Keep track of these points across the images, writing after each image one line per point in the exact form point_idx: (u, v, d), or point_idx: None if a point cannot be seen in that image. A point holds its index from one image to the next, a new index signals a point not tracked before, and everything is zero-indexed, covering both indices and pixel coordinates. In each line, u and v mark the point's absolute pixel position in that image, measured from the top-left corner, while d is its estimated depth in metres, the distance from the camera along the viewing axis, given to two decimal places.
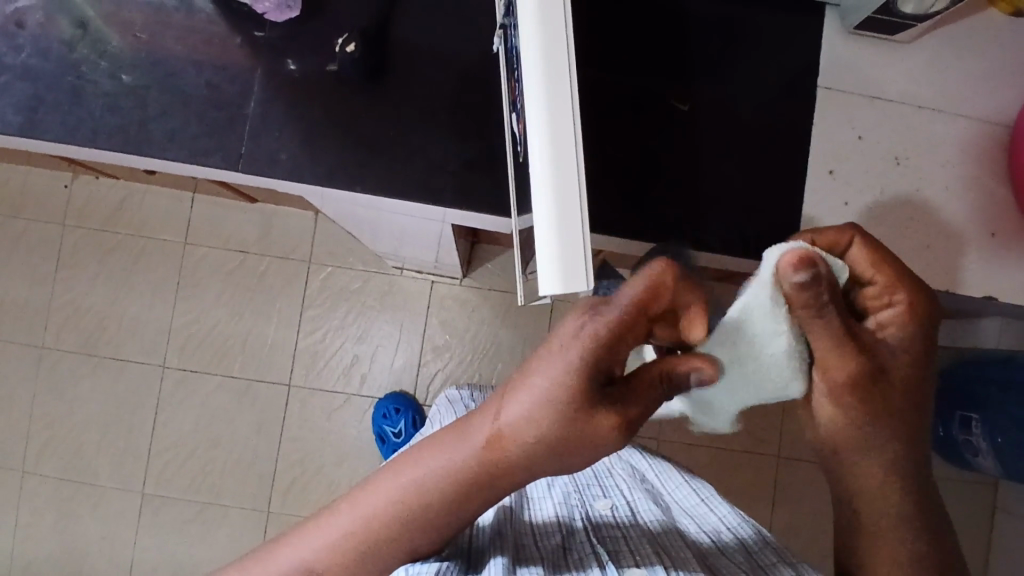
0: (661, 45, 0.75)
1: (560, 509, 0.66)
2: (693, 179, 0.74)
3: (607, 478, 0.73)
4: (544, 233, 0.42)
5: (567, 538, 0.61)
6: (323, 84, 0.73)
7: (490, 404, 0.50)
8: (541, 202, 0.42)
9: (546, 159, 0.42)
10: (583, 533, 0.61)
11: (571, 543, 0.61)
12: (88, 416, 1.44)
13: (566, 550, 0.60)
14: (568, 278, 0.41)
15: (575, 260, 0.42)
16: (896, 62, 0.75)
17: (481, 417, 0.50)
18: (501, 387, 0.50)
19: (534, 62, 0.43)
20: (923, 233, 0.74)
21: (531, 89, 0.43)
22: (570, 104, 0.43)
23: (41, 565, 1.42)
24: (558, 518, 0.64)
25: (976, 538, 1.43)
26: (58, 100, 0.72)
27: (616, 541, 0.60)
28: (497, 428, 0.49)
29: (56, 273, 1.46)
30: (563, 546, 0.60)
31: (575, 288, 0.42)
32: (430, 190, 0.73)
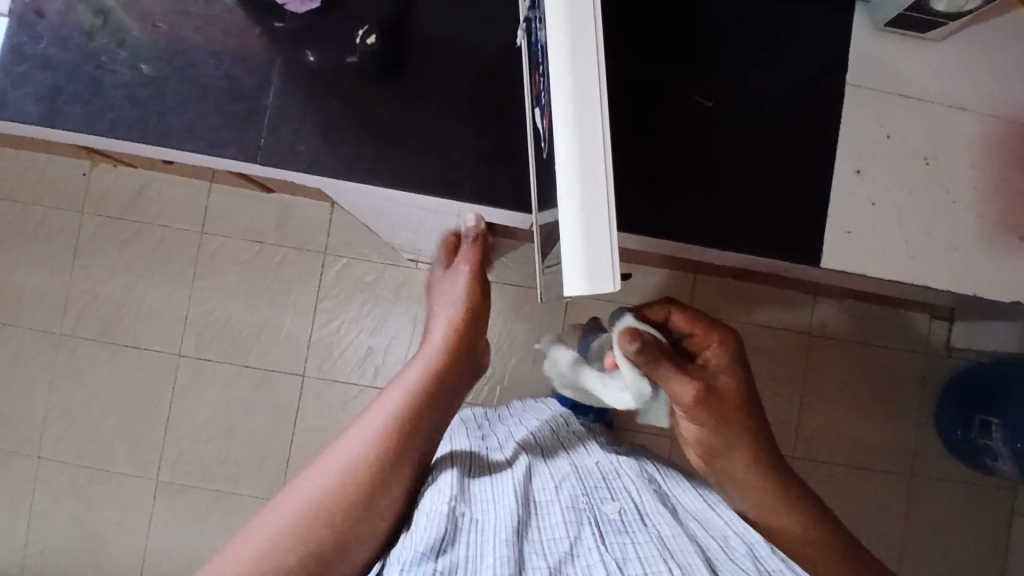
0: (683, 39, 0.74)
1: (568, 515, 0.66)
2: (715, 176, 0.73)
3: (614, 478, 0.73)
4: (569, 229, 0.41)
5: (574, 544, 0.63)
6: (341, 76, 0.73)
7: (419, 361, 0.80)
8: (565, 204, 0.41)
9: (572, 151, 0.41)
10: (591, 540, 0.63)
11: (578, 550, 0.62)
12: (105, 404, 1.45)
13: (573, 558, 0.61)
14: (593, 279, 0.41)
15: (601, 257, 0.41)
16: (926, 59, 0.73)
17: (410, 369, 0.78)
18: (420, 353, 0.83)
19: (560, 46, 0.42)
20: (951, 235, 0.72)
21: (558, 75, 0.42)
22: (598, 94, 0.41)
23: (57, 550, 1.43)
24: (566, 524, 0.65)
25: (993, 543, 1.41)
26: (77, 91, 0.72)
27: (624, 549, 0.61)
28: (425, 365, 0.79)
29: (75, 261, 1.47)
30: (570, 554, 0.61)
31: (600, 288, 0.41)
32: (448, 184, 0.72)
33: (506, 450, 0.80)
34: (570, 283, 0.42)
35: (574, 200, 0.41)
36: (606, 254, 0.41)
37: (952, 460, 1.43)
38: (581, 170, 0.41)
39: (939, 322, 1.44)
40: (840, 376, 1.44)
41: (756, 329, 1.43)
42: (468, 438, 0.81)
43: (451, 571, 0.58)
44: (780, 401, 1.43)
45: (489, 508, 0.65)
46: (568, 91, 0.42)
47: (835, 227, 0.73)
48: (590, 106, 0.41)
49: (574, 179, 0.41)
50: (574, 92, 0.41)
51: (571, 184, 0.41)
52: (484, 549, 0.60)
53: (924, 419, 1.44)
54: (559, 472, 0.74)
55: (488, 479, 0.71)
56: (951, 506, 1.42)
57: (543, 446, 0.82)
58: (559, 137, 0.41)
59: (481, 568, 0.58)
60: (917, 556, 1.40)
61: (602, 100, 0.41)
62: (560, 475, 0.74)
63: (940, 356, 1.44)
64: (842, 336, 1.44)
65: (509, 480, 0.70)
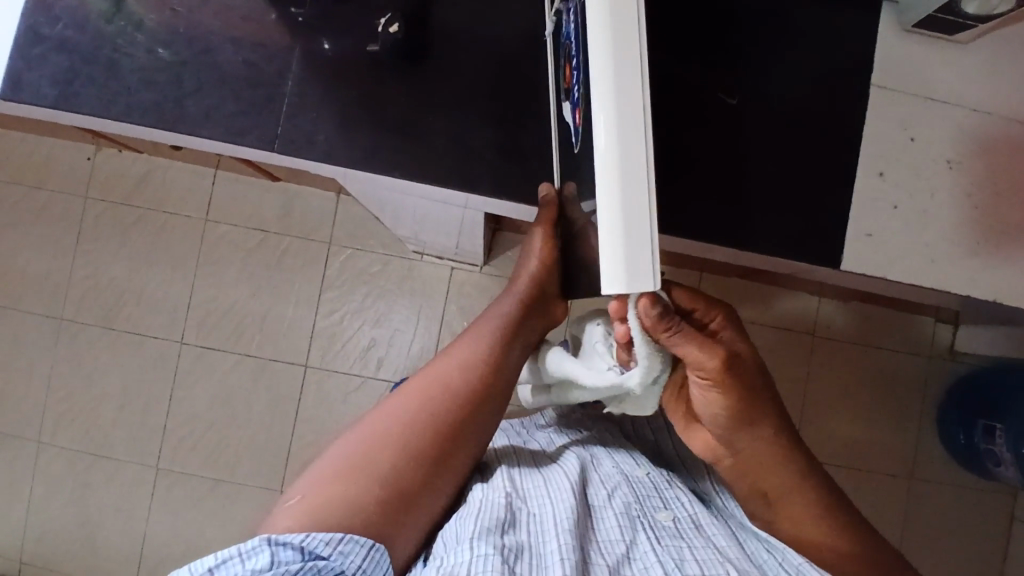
0: (709, 38, 0.73)
1: (623, 518, 0.66)
2: (738, 175, 0.72)
3: (666, 487, 0.71)
4: (607, 225, 0.40)
5: (631, 547, 0.63)
6: (360, 65, 0.72)
7: (491, 310, 0.75)
8: (603, 200, 0.40)
9: (613, 144, 0.40)
10: (648, 543, 0.63)
11: (635, 553, 0.63)
12: (105, 390, 1.44)
13: (629, 561, 0.62)
14: (630, 275, 0.41)
15: (640, 255, 0.41)
16: (953, 62, 0.72)
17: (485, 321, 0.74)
18: (499, 295, 0.76)
19: (601, 35, 0.41)
20: (973, 240, 0.72)
21: (597, 64, 0.41)
22: (639, 83, 0.40)
23: (55, 535, 1.43)
24: (621, 527, 0.65)
25: (992, 547, 1.41)
26: (93, 74, 0.71)
27: (682, 552, 0.62)
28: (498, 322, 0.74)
29: (77, 245, 1.46)
30: (627, 556, 0.63)
31: (638, 286, 0.41)
32: (467, 178, 0.71)
33: (546, 446, 0.79)
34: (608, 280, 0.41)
35: (612, 195, 0.40)
36: (645, 250, 0.40)
37: (953, 464, 1.43)
38: (621, 164, 0.40)
39: (944, 326, 1.44)
40: (844, 378, 1.44)
41: (762, 329, 1.43)
42: (505, 439, 0.81)
43: (517, 552, 0.59)
44: (784, 402, 1.43)
45: (545, 501, 0.66)
46: (608, 80, 0.41)
47: (856, 229, 0.72)
48: (631, 97, 0.40)
49: (614, 173, 0.40)
50: (614, 83, 0.40)
51: (611, 177, 0.40)
52: (548, 537, 0.61)
53: (926, 423, 1.44)
54: (610, 476, 0.72)
55: (539, 475, 0.70)
56: (951, 510, 1.42)
57: (583, 441, 0.80)
58: (599, 129, 0.41)
59: (544, 554, 0.60)
60: (916, 559, 1.41)
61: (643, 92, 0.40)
62: (611, 481, 0.71)
63: (944, 360, 1.44)
64: (847, 338, 1.44)
65: (564, 474, 0.70)
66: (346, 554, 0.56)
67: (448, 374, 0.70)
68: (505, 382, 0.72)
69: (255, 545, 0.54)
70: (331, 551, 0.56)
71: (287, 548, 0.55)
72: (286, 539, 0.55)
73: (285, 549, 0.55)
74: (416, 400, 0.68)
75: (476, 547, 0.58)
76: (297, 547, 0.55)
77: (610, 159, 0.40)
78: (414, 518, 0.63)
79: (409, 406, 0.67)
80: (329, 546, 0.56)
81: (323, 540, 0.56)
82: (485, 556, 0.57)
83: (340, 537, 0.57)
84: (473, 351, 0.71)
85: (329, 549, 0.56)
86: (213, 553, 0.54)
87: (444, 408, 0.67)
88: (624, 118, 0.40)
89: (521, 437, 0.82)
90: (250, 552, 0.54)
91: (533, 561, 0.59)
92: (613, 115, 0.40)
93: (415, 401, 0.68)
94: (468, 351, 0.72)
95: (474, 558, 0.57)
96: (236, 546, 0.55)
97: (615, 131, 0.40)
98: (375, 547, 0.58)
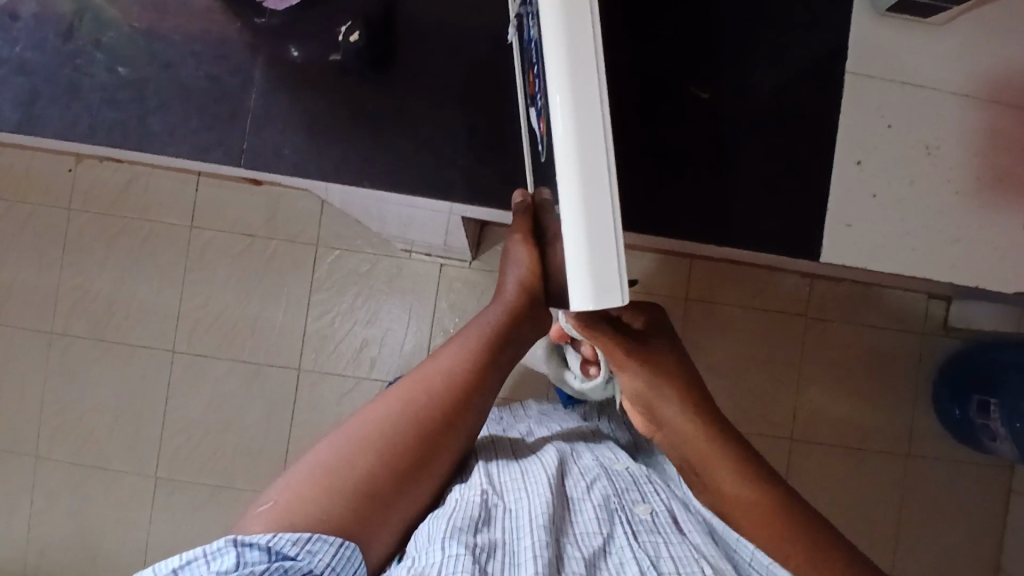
0: (682, 31, 0.72)
1: (600, 511, 0.66)
2: (715, 169, 0.72)
3: (645, 481, 0.72)
4: (575, 249, 0.38)
5: (607, 541, 0.63)
6: (325, 74, 0.70)
7: (484, 314, 0.71)
8: (565, 197, 0.38)
9: (569, 134, 0.38)
10: (624, 539, 0.63)
11: (611, 547, 0.63)
12: (100, 402, 1.44)
13: (605, 554, 0.62)
14: (600, 290, 0.38)
15: (605, 259, 0.38)
16: (929, 45, 0.71)
17: (476, 324, 0.71)
18: (492, 302, 0.72)
19: (555, 33, 0.38)
20: (955, 226, 0.71)
21: (554, 73, 0.38)
22: (597, 72, 0.38)
23: (58, 548, 1.44)
24: (598, 520, 0.65)
25: (990, 520, 1.42)
26: (54, 95, 0.69)
27: (658, 548, 0.62)
28: (488, 325, 0.70)
29: (63, 258, 1.45)
30: (603, 549, 0.62)
31: (608, 299, 0.38)
32: (440, 185, 0.70)
33: (526, 437, 0.81)
34: (577, 301, 0.39)
35: (573, 193, 0.38)
36: (612, 273, 0.38)
37: (950, 439, 1.43)
38: (585, 185, 0.38)
39: (937, 302, 1.42)
40: (837, 359, 1.43)
41: (755, 313, 1.42)
42: (488, 429, 0.82)
43: (489, 552, 0.58)
44: (779, 384, 1.43)
45: (521, 497, 0.65)
46: (568, 91, 0.38)
47: (834, 219, 0.71)
48: (589, 98, 0.38)
49: (576, 187, 0.38)
50: (574, 94, 0.38)
51: (573, 191, 0.38)
52: (522, 534, 0.60)
53: (921, 400, 1.44)
54: (590, 468, 0.73)
55: (518, 468, 0.70)
56: (949, 486, 1.43)
57: (565, 435, 0.82)
58: (557, 121, 0.38)
59: (518, 552, 0.59)
60: (913, 535, 1.41)
61: (601, 81, 0.38)
62: (590, 474, 0.72)
63: (937, 335, 1.43)
64: (841, 317, 1.43)
65: (542, 467, 0.70)
66: (314, 554, 0.53)
67: (430, 381, 0.65)
68: (489, 390, 0.68)
69: (220, 546, 0.52)
70: (299, 551, 0.53)
71: (253, 549, 0.52)
72: (253, 539, 0.52)
73: (251, 550, 0.52)
74: (398, 404, 0.63)
75: (448, 548, 0.56)
76: (264, 548, 0.52)
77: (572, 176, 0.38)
78: (390, 522, 0.60)
79: (390, 410, 0.63)
80: (297, 545, 0.53)
81: (290, 539, 0.53)
82: (456, 556, 0.55)
83: (309, 536, 0.54)
84: (456, 358, 0.67)
85: (297, 549, 0.53)
86: (178, 554, 0.52)
87: (425, 416, 0.63)
88: (585, 128, 0.38)
89: (504, 427, 0.84)
90: (215, 553, 0.52)
91: (507, 559, 0.58)
92: (573, 120, 0.38)
93: (397, 406, 0.63)
94: (453, 354, 0.68)
95: (445, 559, 0.55)
96: (202, 548, 0.52)
97: (573, 120, 0.38)
98: (345, 544, 0.55)
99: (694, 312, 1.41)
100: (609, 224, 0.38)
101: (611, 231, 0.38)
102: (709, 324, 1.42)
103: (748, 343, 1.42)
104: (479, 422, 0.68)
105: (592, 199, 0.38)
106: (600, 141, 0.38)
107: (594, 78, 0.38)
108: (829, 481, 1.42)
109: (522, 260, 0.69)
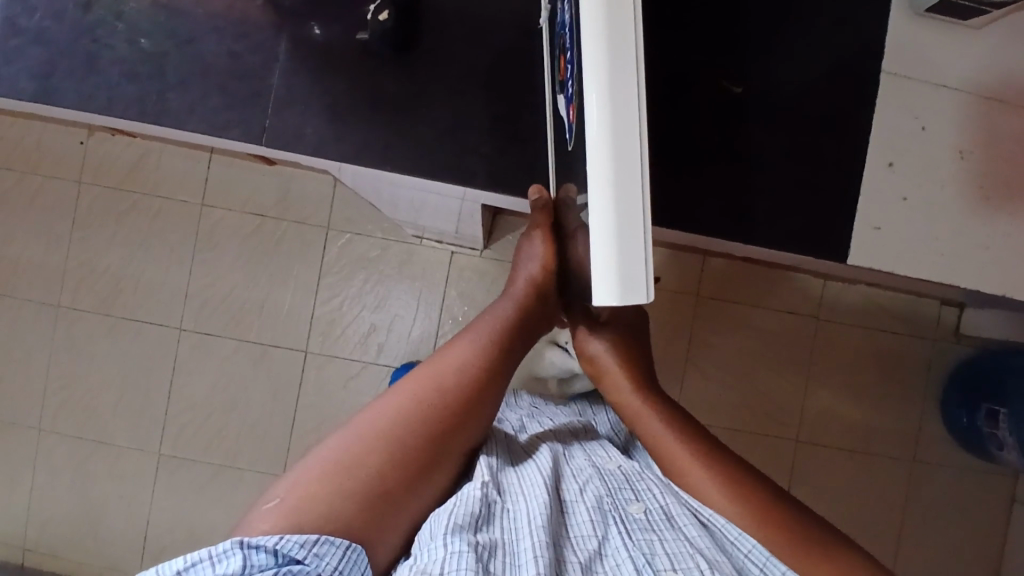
0: (713, 24, 0.71)
1: (594, 513, 0.64)
2: (742, 167, 0.70)
3: (638, 478, 0.69)
4: (602, 239, 0.37)
5: (603, 543, 0.61)
6: (349, 55, 0.69)
7: (494, 310, 0.74)
8: (596, 185, 0.37)
9: (603, 122, 0.37)
10: (619, 539, 0.61)
11: (606, 549, 0.61)
12: (105, 378, 1.44)
13: (601, 557, 0.60)
14: (625, 284, 0.37)
15: (632, 253, 0.37)
16: (964, 47, 0.70)
17: (484, 318, 0.73)
18: (500, 299, 0.75)
19: (592, 16, 0.37)
20: (983, 234, 0.70)
21: (591, 63, 0.37)
22: (637, 54, 0.36)
23: (60, 521, 1.44)
24: (592, 522, 0.63)
25: (993, 529, 1.42)
26: (73, 67, 0.68)
27: (652, 545, 0.60)
28: (499, 318, 0.72)
29: (72, 232, 1.44)
30: (599, 552, 0.60)
31: (633, 296, 0.37)
32: (463, 173, 0.69)
33: (518, 433, 0.78)
34: (601, 294, 0.38)
35: (604, 182, 0.37)
36: (641, 269, 0.37)
37: (956, 446, 1.42)
38: (617, 175, 0.37)
39: (950, 308, 1.41)
40: (848, 361, 1.42)
41: (765, 312, 1.41)
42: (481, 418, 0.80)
43: (491, 550, 0.57)
44: (787, 384, 1.42)
45: (519, 498, 0.63)
46: (604, 74, 0.37)
47: (862, 221, 0.70)
48: (626, 82, 0.36)
49: (608, 177, 0.37)
50: (609, 81, 0.36)
51: (604, 181, 0.37)
52: (521, 535, 0.59)
53: (929, 406, 1.43)
54: (582, 469, 0.70)
55: (514, 472, 0.67)
56: (953, 493, 1.42)
57: (556, 431, 0.79)
58: (592, 107, 0.37)
59: (518, 552, 0.57)
60: (915, 541, 1.41)
61: (639, 66, 0.37)
62: (583, 474, 0.69)
63: (949, 343, 1.42)
64: (852, 320, 1.42)
65: (537, 469, 0.68)
66: (322, 557, 0.52)
67: (442, 375, 0.65)
68: (500, 385, 0.68)
69: (226, 548, 0.50)
70: (307, 554, 0.51)
71: (260, 551, 0.51)
72: (259, 542, 0.51)
73: (258, 553, 0.51)
74: (409, 398, 0.63)
75: (451, 544, 0.55)
76: (271, 550, 0.51)
77: (603, 164, 0.37)
78: (399, 516, 0.58)
79: (395, 407, 0.62)
80: (304, 548, 0.51)
81: (298, 542, 0.52)
82: (460, 553, 0.54)
83: (316, 539, 0.52)
84: (467, 352, 0.68)
85: (304, 553, 0.51)
86: (182, 555, 0.50)
87: (438, 410, 0.63)
88: (620, 115, 0.36)
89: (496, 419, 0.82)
90: (221, 556, 0.50)
91: (507, 560, 0.57)
92: (608, 107, 0.37)
93: (408, 401, 0.63)
94: (460, 355, 0.68)
95: (448, 556, 0.54)
96: (207, 549, 0.50)
97: (608, 107, 0.37)
98: (352, 547, 0.54)
99: (703, 310, 1.40)
100: (638, 216, 0.37)
101: (641, 226, 0.37)
102: (718, 322, 1.41)
103: (757, 342, 1.41)
104: (487, 421, 0.67)
105: (624, 192, 0.36)
106: (635, 128, 0.36)
107: (632, 62, 0.36)
108: (834, 484, 1.41)
109: (537, 254, 0.74)
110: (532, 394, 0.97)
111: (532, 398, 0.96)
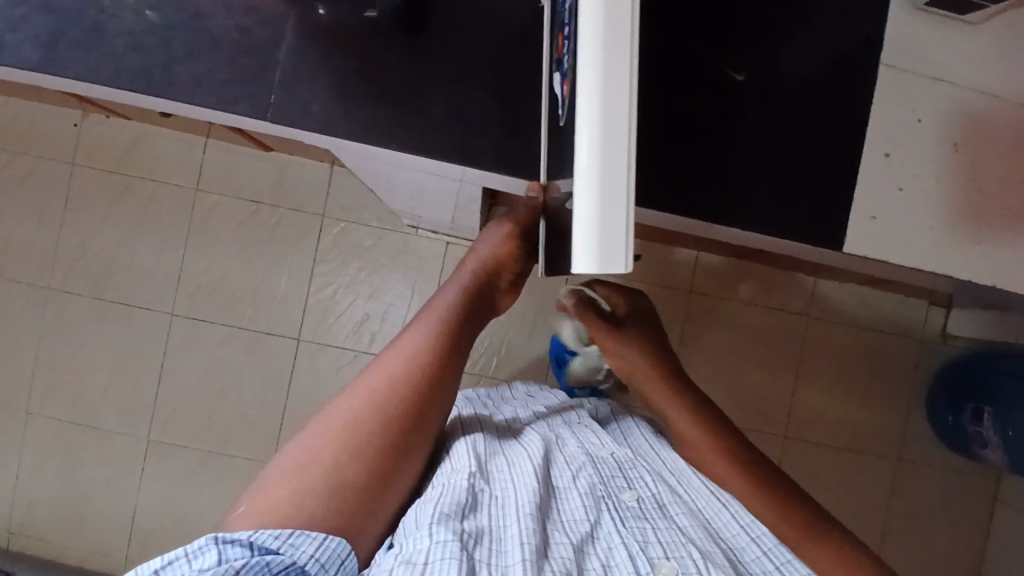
0: (718, 12, 0.72)
1: (587, 499, 0.64)
2: (740, 154, 0.71)
3: (631, 466, 0.70)
4: (585, 207, 0.38)
5: (595, 527, 0.62)
6: (357, 34, 0.70)
7: (440, 294, 0.76)
8: (583, 154, 0.38)
9: (590, 90, 0.37)
10: (611, 524, 0.62)
11: (598, 533, 0.61)
12: (95, 362, 1.43)
13: (593, 540, 0.61)
14: (605, 251, 0.38)
15: (613, 222, 0.38)
16: (960, 42, 0.72)
17: (432, 303, 0.75)
18: (448, 281, 0.78)
19: None
20: (975, 228, 0.71)
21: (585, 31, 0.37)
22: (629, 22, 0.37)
23: (45, 506, 1.42)
24: (585, 507, 0.63)
25: (973, 528, 1.44)
26: (78, 36, 0.68)
27: (645, 533, 0.61)
28: (444, 303, 0.74)
29: (65, 213, 1.43)
30: (591, 536, 0.61)
31: (610, 267, 0.38)
32: (466, 152, 0.70)
33: (510, 423, 0.77)
34: (580, 262, 0.39)
35: (591, 151, 0.38)
36: (620, 240, 0.38)
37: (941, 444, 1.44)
38: (602, 143, 0.37)
39: (937, 310, 1.43)
40: (836, 358, 1.44)
41: (757, 309, 1.43)
42: (473, 407, 0.79)
43: (479, 537, 0.57)
44: (776, 380, 1.43)
45: (509, 484, 0.63)
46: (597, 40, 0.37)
47: (858, 211, 0.72)
48: (617, 52, 0.37)
49: (594, 143, 0.38)
50: (602, 45, 0.37)
51: (590, 149, 0.38)
52: (510, 521, 0.59)
53: (916, 405, 1.45)
54: (575, 455, 0.71)
55: (504, 457, 0.68)
56: (937, 491, 1.44)
57: (549, 421, 0.78)
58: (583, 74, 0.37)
59: (505, 538, 0.57)
60: (899, 538, 1.43)
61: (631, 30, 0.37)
62: (576, 461, 0.70)
63: (936, 343, 1.44)
64: (841, 319, 1.43)
65: (527, 455, 0.68)
66: (297, 547, 0.51)
67: (394, 365, 0.66)
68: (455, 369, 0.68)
69: (201, 544, 0.49)
70: (281, 544, 0.51)
71: (235, 546, 0.50)
72: (234, 536, 0.50)
73: (233, 547, 0.50)
74: (363, 393, 0.63)
75: (436, 534, 0.54)
76: (246, 543, 0.50)
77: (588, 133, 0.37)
78: (376, 494, 0.58)
79: (349, 405, 0.62)
80: (278, 539, 0.51)
81: (272, 534, 0.51)
82: (445, 542, 0.53)
83: (290, 530, 0.52)
84: (420, 340, 0.68)
85: (279, 543, 0.51)
86: (158, 556, 0.50)
87: (393, 399, 0.63)
88: (611, 81, 0.37)
89: (487, 409, 0.81)
90: (197, 551, 0.49)
91: (494, 547, 0.56)
92: (597, 74, 0.37)
93: (362, 396, 0.62)
94: (413, 344, 0.68)
95: (433, 545, 0.53)
96: (182, 548, 0.50)
97: (598, 73, 0.37)
98: (329, 537, 0.53)
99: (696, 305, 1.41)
100: (622, 179, 0.37)
101: (624, 199, 0.37)
102: (709, 318, 1.42)
103: (748, 338, 1.43)
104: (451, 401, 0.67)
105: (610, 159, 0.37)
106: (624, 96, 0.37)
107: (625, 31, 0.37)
108: (821, 480, 1.43)
109: (493, 237, 0.80)
110: (525, 384, 0.95)
111: (526, 387, 0.95)
